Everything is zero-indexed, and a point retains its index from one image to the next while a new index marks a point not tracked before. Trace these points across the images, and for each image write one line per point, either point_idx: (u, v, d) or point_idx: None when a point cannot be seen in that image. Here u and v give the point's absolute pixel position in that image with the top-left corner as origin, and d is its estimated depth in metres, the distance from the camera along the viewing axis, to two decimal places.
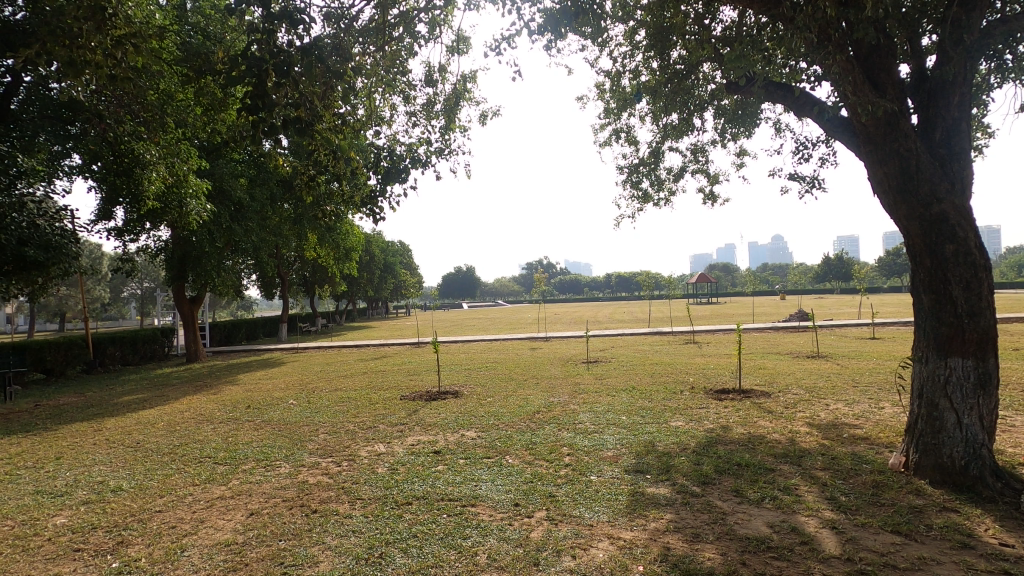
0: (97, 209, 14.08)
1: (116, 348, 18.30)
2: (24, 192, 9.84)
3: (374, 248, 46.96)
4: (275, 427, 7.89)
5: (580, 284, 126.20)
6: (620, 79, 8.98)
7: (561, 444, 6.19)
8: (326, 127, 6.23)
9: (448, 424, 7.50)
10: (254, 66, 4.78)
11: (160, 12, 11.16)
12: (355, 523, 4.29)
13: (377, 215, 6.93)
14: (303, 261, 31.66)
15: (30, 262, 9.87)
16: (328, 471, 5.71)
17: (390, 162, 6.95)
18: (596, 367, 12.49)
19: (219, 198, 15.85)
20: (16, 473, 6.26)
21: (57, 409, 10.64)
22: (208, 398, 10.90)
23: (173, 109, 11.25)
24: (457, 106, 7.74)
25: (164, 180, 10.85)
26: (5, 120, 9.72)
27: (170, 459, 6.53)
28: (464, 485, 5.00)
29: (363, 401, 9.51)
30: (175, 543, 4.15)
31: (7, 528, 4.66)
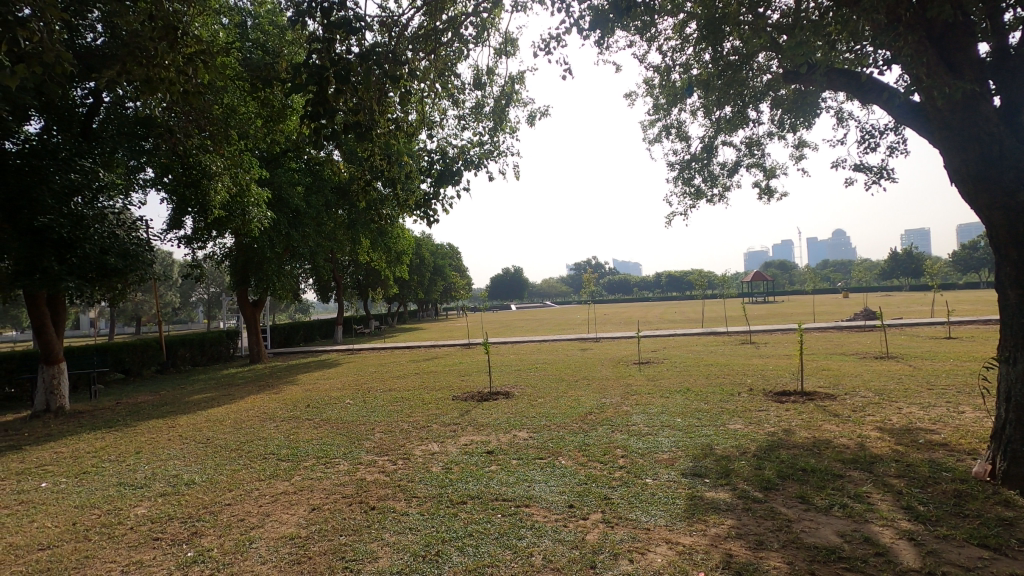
0: (169, 219, 14.99)
1: (186, 349, 19.41)
2: (105, 205, 10.53)
3: (424, 251, 47.92)
4: (334, 425, 8.18)
5: (629, 284, 124.36)
6: (670, 74, 8.82)
7: (614, 446, 6.10)
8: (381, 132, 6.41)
9: (500, 424, 7.53)
10: (315, 75, 4.97)
11: (224, 30, 11.80)
12: (411, 520, 4.37)
13: (431, 217, 7.11)
14: (356, 265, 32.60)
15: (111, 270, 10.52)
16: (385, 469, 5.84)
17: (443, 165, 7.07)
18: (649, 368, 12.27)
19: (278, 205, 16.56)
20: (101, 466, 6.74)
21: (135, 406, 11.38)
22: (271, 397, 11.38)
23: (237, 122, 11.85)
24: (506, 108, 7.80)
25: (229, 189, 11.42)
26: (88, 139, 10.51)
27: (237, 455, 6.86)
28: (518, 485, 5.00)
29: (417, 401, 9.70)
30: (243, 535, 4.35)
31: (95, 516, 5.02)
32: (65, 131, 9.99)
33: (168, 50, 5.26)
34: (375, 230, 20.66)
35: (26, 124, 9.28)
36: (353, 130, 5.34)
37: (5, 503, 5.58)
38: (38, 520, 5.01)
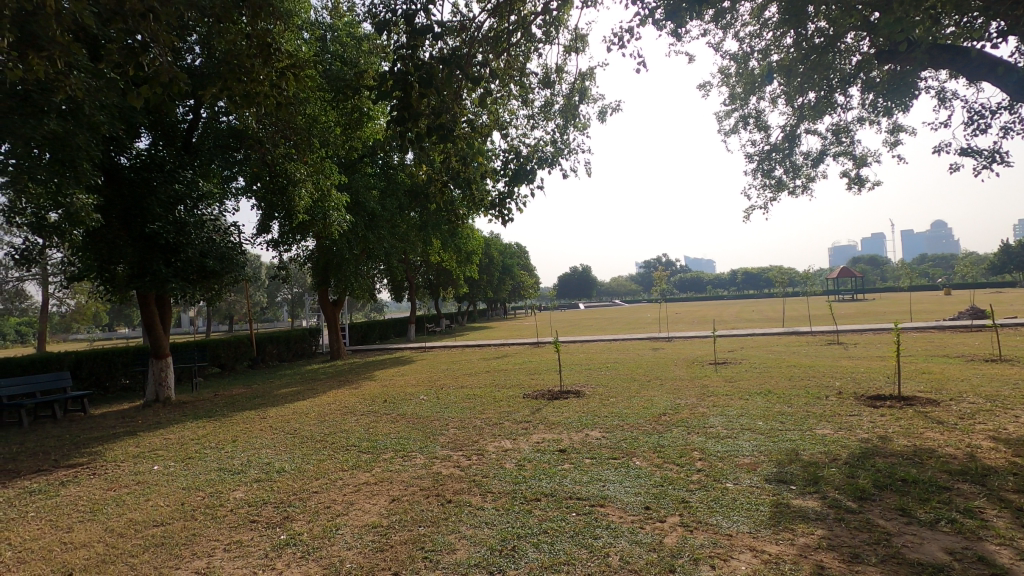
0: (258, 224, 16.05)
1: (274, 346, 20.74)
2: (204, 212, 11.38)
3: (493, 251, 48.57)
4: (410, 420, 8.46)
5: (703, 282, 119.98)
6: (748, 62, 8.45)
7: (691, 448, 5.93)
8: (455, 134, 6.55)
9: (572, 423, 7.50)
10: (401, 81, 5.31)
11: (307, 44, 12.48)
12: (487, 515, 4.44)
13: (505, 216, 7.20)
14: (428, 265, 33.45)
15: (210, 271, 11.38)
16: (460, 464, 5.98)
17: (516, 164, 7.14)
18: (726, 369, 11.79)
19: (356, 209, 17.33)
20: (203, 452, 7.33)
21: (230, 398, 12.28)
22: (351, 392, 11.93)
23: (319, 131, 12.50)
24: (576, 105, 7.77)
25: (311, 194, 12.06)
26: (189, 152, 11.45)
27: (323, 445, 7.26)
28: (592, 485, 4.97)
29: (488, 398, 9.85)
30: (330, 521, 4.59)
31: (200, 497, 5.48)
32: (169, 145, 10.93)
33: (263, 65, 5.67)
34: (446, 231, 21.15)
35: (138, 140, 10.24)
36: (437, 130, 5.66)
37: (125, 483, 6.20)
38: (152, 499, 5.53)
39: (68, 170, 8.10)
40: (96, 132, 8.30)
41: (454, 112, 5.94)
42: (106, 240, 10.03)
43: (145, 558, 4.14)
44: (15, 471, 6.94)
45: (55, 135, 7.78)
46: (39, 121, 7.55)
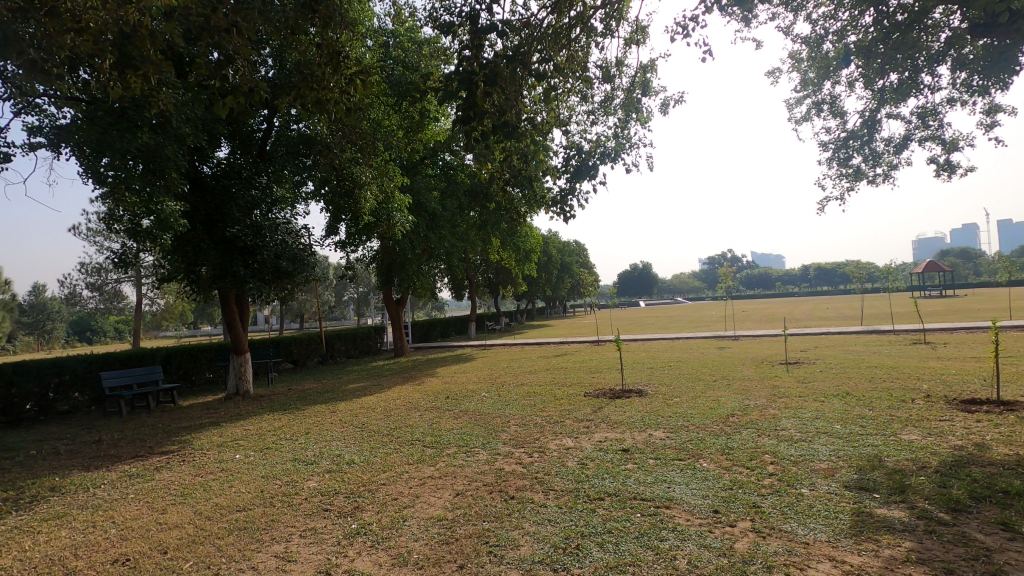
0: (327, 226, 16.75)
1: (342, 343, 21.61)
2: (278, 216, 12.00)
3: (551, 249, 48.49)
4: (472, 417, 8.59)
5: (772, 279, 114.66)
6: (822, 45, 8.00)
7: (762, 451, 5.68)
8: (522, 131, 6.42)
9: (635, 422, 7.37)
10: (466, 81, 5.46)
11: (371, 50, 12.88)
12: (551, 512, 4.44)
13: (567, 213, 7.18)
14: (487, 264, 33.76)
15: (284, 272, 11.97)
16: (522, 461, 6.01)
17: (579, 160, 7.10)
18: (798, 369, 11.23)
19: (418, 210, 17.77)
20: (279, 443, 7.75)
21: (303, 393, 12.88)
22: (414, 388, 12.24)
23: (383, 135, 12.89)
24: (636, 98, 7.62)
25: (377, 196, 12.44)
26: (264, 160, 12.11)
27: (389, 440, 7.49)
28: (657, 486, 4.86)
29: (549, 396, 9.85)
30: (398, 513, 4.73)
31: (278, 486, 5.80)
32: (246, 154, 11.63)
33: (332, 72, 5.91)
34: (505, 230, 21.32)
35: (218, 150, 10.93)
36: (502, 128, 5.73)
37: (210, 470, 6.64)
38: (235, 486, 5.90)
39: (159, 180, 8.80)
40: (182, 143, 8.95)
41: (518, 109, 5.98)
42: (192, 244, 10.77)
43: (230, 541, 4.43)
44: (116, 456, 7.60)
45: (148, 147, 8.48)
46: (134, 136, 8.24)
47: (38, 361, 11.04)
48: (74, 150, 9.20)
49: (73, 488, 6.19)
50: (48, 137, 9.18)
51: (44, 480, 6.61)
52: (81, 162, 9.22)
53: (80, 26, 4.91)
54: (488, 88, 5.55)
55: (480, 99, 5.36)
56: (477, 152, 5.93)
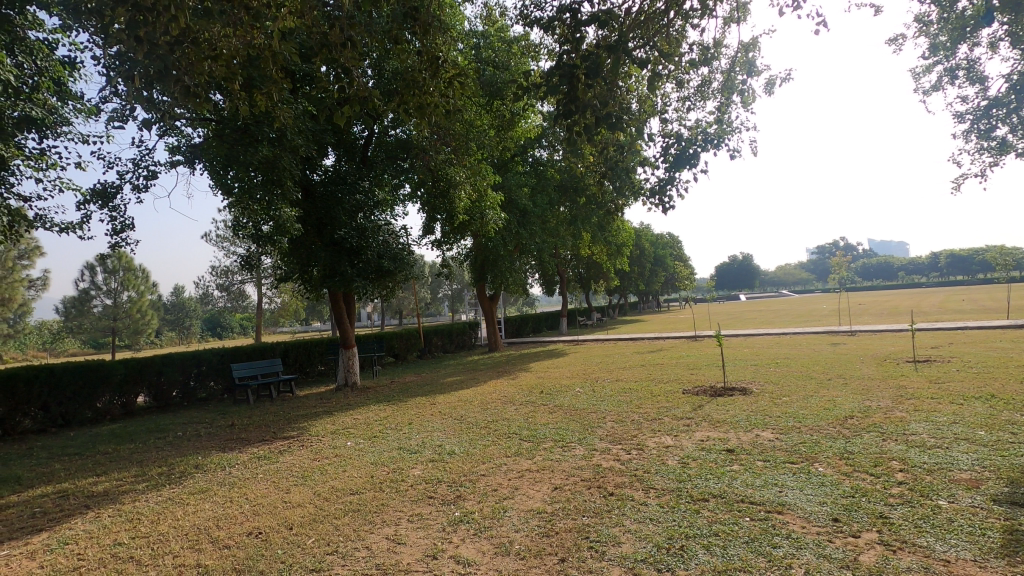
0: (423, 225, 17.46)
1: (439, 338, 22.46)
2: (379, 219, 12.65)
3: (644, 242, 47.26)
4: (567, 411, 8.61)
5: (893, 268, 103.95)
6: (957, 3, 7.13)
7: (888, 457, 5.18)
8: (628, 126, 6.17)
9: (739, 421, 7.02)
10: (567, 74, 5.48)
11: (464, 53, 13.22)
12: (652, 511, 4.34)
13: (666, 204, 7.00)
14: (578, 259, 33.56)
15: (385, 271, 12.62)
16: (620, 458, 5.92)
17: (678, 149, 6.88)
18: (929, 368, 10.10)
19: (509, 207, 18.04)
20: (385, 432, 8.22)
21: (404, 385, 13.56)
22: (509, 382, 12.48)
23: (475, 135, 13.22)
24: (736, 81, 7.24)
25: (470, 195, 12.77)
26: (366, 165, 12.85)
27: (487, 432, 7.69)
28: (767, 489, 4.59)
29: (645, 393, 9.62)
30: (498, 504, 4.85)
31: (386, 472, 6.16)
32: (350, 160, 12.40)
33: (431, 77, 6.13)
34: (596, 224, 21.09)
35: (326, 158, 11.75)
36: (605, 119, 5.67)
37: (325, 455, 7.18)
38: (348, 470, 6.34)
39: (277, 187, 9.63)
40: (296, 153, 9.75)
41: (618, 99, 5.88)
42: (305, 247, 11.67)
43: (346, 521, 4.77)
44: (247, 440, 8.44)
45: (268, 159, 9.31)
46: (256, 149, 9.08)
47: (181, 353, 12.50)
48: (205, 165, 10.31)
49: (213, 467, 6.96)
50: (185, 154, 10.36)
51: (189, 458, 7.49)
52: (213, 176, 10.30)
53: (215, 52, 5.49)
54: (591, 79, 5.52)
55: (580, 91, 5.35)
56: (576, 144, 5.90)
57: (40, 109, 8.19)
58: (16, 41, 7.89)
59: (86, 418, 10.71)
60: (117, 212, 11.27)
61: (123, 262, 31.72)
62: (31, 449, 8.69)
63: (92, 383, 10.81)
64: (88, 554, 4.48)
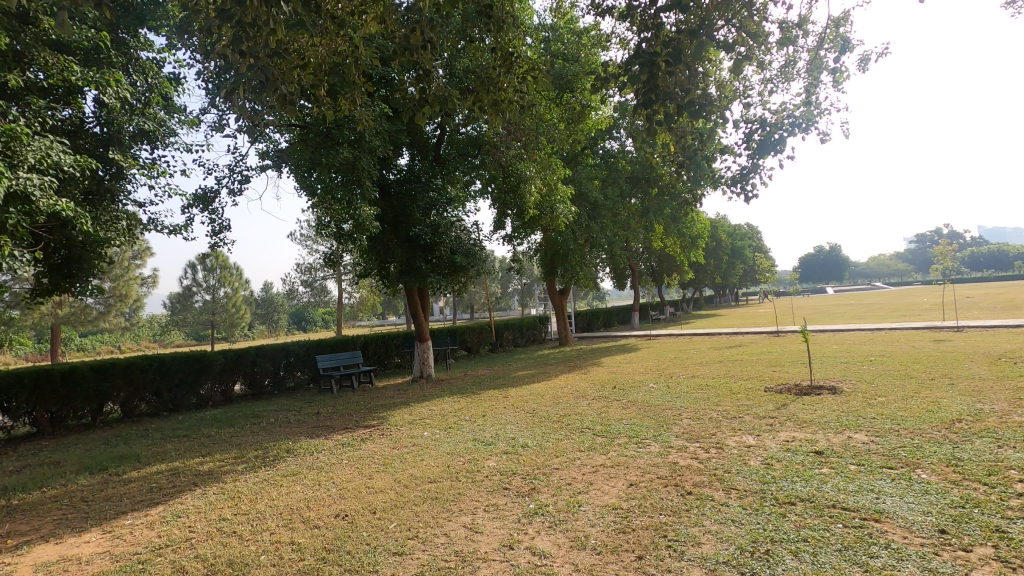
0: (494, 221, 17.67)
1: (509, 332, 22.71)
2: (452, 215, 12.89)
3: (721, 233, 45.41)
4: (641, 407, 8.46)
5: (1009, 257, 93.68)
6: None
7: (1005, 466, 4.69)
8: (708, 114, 5.91)
9: (829, 422, 6.60)
10: (647, 63, 5.33)
11: (534, 48, 13.20)
12: (734, 512, 4.19)
13: (750, 193, 6.69)
14: (650, 252, 32.83)
15: (458, 267, 12.84)
16: (698, 456, 5.74)
17: (763, 134, 6.54)
18: None
19: (579, 201, 17.90)
20: (460, 423, 8.43)
21: (476, 378, 13.82)
22: (581, 376, 12.42)
23: (545, 129, 13.20)
24: (826, 59, 6.78)
25: (540, 189, 12.76)
26: (440, 163, 13.17)
27: (559, 426, 7.70)
28: (861, 495, 4.30)
29: (724, 390, 9.28)
30: (572, 497, 4.86)
31: (462, 462, 6.32)
32: (424, 158, 12.74)
33: (504, 73, 6.17)
34: (669, 215, 20.49)
35: (401, 158, 12.13)
36: (688, 107, 5.48)
37: (404, 444, 7.47)
38: (426, 459, 6.57)
39: (356, 187, 10.05)
40: (374, 154, 10.17)
41: (699, 84, 5.67)
42: (382, 243, 12.14)
43: (425, 508, 4.94)
44: (332, 427, 8.94)
45: (348, 160, 9.76)
46: (338, 152, 9.58)
47: (272, 345, 13.41)
48: (292, 168, 10.96)
49: (303, 452, 7.43)
50: (273, 158, 11.07)
51: (281, 443, 8.03)
52: (299, 178, 10.92)
53: (304, 61, 5.80)
54: (672, 67, 5.32)
55: (661, 80, 5.19)
56: (654, 133, 5.75)
57: (151, 122, 9.03)
58: (131, 61, 8.74)
59: (191, 403, 11.75)
60: (216, 215, 12.22)
61: (220, 261, 34.37)
62: (148, 430, 9.65)
63: (196, 372, 11.81)
64: (198, 527, 4.91)
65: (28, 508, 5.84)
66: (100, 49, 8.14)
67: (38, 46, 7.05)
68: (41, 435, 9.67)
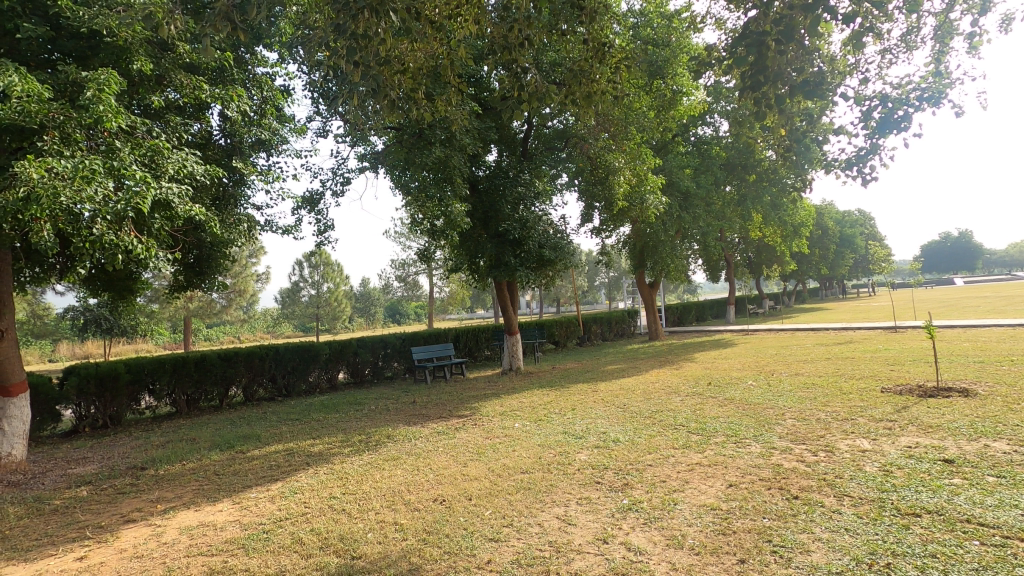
0: (581, 214, 17.56)
1: (597, 326, 22.49)
2: (540, 209, 12.95)
3: (828, 220, 42.10)
4: (740, 405, 8.07)
5: None
6: None
7: None
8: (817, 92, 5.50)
9: (960, 428, 5.94)
10: (756, 43, 5.01)
11: (624, 35, 12.92)
12: (847, 521, 3.90)
13: (868, 175, 6.18)
14: (747, 242, 31.14)
15: (547, 260, 12.86)
16: (804, 459, 5.39)
17: (884, 111, 5.99)
18: None
19: (670, 190, 17.32)
20: (550, 416, 8.49)
21: (565, 371, 13.85)
22: (673, 372, 12.07)
23: (634, 118, 12.91)
24: (959, 21, 6.09)
25: (629, 180, 12.50)
26: (527, 157, 13.30)
27: (652, 422, 7.54)
28: (1002, 511, 3.84)
29: (833, 389, 8.63)
30: (668, 495, 4.74)
31: (553, 454, 6.38)
32: (512, 154, 12.94)
33: (598, 65, 6.10)
34: (768, 202, 19.31)
35: (490, 154, 12.38)
36: (801, 88, 5.11)
37: (496, 434, 7.64)
38: (517, 450, 6.69)
39: (448, 185, 10.34)
40: (464, 153, 10.45)
41: (813, 61, 5.27)
42: (473, 239, 12.48)
43: (518, 498, 5.04)
44: (428, 416, 9.35)
45: (441, 159, 10.09)
46: (432, 152, 9.99)
47: (371, 337, 14.24)
48: (388, 169, 11.52)
49: (401, 438, 7.84)
50: (371, 160, 11.70)
51: (382, 429, 8.51)
52: (395, 179, 11.47)
53: (404, 66, 6.03)
54: (787, 44, 4.98)
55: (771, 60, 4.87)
56: (762, 117, 5.45)
57: (267, 132, 9.85)
58: (250, 77, 9.59)
59: (302, 389, 12.76)
60: (321, 215, 13.12)
61: (323, 258, 36.85)
62: (266, 413, 10.61)
63: (306, 361, 12.80)
64: (312, 503, 5.35)
65: (172, 478, 6.63)
66: (225, 68, 9.01)
67: (175, 69, 7.91)
68: (180, 414, 10.92)
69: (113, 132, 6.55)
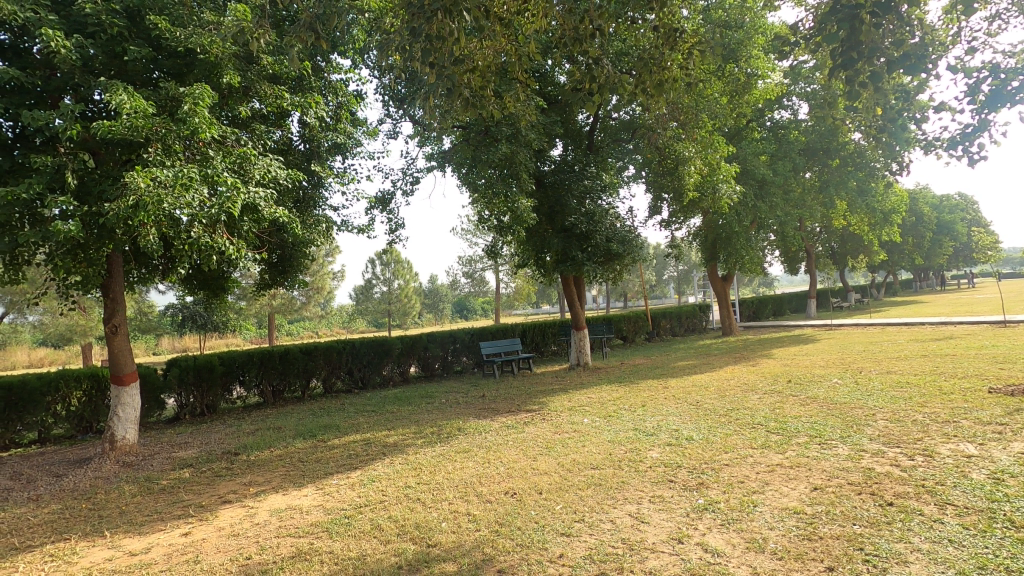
0: (649, 206, 17.14)
1: (667, 321, 21.89)
2: (607, 202, 12.74)
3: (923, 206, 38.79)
4: (824, 404, 7.61)
5: None
6: None
7: None
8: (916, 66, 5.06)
9: None
10: (846, 17, 4.64)
11: (694, 19, 12.45)
12: (950, 531, 3.60)
13: (977, 153, 5.64)
14: (830, 231, 29.24)
15: (614, 254, 12.64)
16: (899, 464, 5.00)
17: (995, 82, 5.44)
18: None
19: (745, 178, 16.56)
20: (619, 412, 8.37)
21: (634, 367, 13.60)
22: (749, 369, 11.56)
23: (705, 105, 12.44)
24: None
25: (700, 169, 12.06)
26: (593, 151, 13.12)
27: (727, 420, 7.26)
28: None
29: (931, 389, 7.96)
30: (747, 497, 4.55)
31: (623, 451, 6.28)
32: (578, 148, 12.82)
33: (668, 52, 5.91)
34: (854, 188, 18.03)
35: (555, 149, 12.31)
36: (900, 63, 4.71)
37: (565, 429, 7.62)
38: (587, 445, 6.64)
39: (513, 181, 10.39)
40: (530, 148, 10.46)
41: (910, 32, 4.83)
42: (540, 234, 12.49)
43: (588, 493, 5.01)
44: (496, 409, 9.47)
45: (507, 155, 10.14)
46: (498, 148, 10.06)
47: (440, 332, 14.59)
48: (456, 167, 11.72)
49: (471, 431, 7.99)
50: (439, 158, 11.96)
51: (452, 422, 8.71)
52: (462, 177, 11.64)
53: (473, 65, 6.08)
54: (884, 16, 4.58)
55: (865, 34, 4.49)
56: (853, 95, 5.07)
57: (342, 136, 10.29)
58: (326, 84, 10.03)
59: (376, 382, 13.29)
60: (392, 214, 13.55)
61: (394, 256, 38.11)
62: (344, 405, 11.14)
63: (380, 355, 13.31)
64: (389, 492, 5.56)
65: (262, 463, 7.11)
66: (304, 77, 9.47)
67: (260, 80, 8.40)
68: (267, 404, 11.67)
69: (207, 142, 7.07)
